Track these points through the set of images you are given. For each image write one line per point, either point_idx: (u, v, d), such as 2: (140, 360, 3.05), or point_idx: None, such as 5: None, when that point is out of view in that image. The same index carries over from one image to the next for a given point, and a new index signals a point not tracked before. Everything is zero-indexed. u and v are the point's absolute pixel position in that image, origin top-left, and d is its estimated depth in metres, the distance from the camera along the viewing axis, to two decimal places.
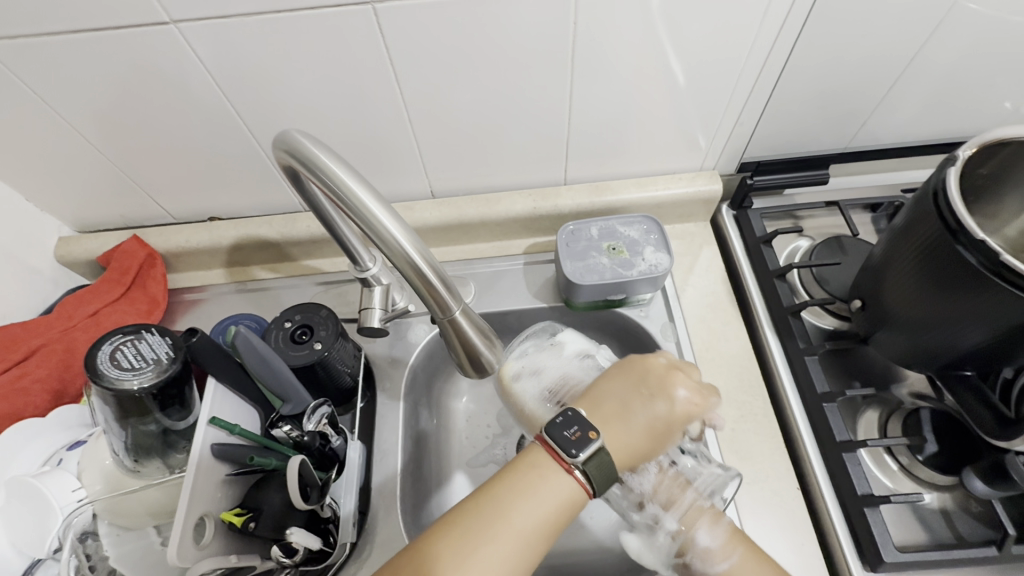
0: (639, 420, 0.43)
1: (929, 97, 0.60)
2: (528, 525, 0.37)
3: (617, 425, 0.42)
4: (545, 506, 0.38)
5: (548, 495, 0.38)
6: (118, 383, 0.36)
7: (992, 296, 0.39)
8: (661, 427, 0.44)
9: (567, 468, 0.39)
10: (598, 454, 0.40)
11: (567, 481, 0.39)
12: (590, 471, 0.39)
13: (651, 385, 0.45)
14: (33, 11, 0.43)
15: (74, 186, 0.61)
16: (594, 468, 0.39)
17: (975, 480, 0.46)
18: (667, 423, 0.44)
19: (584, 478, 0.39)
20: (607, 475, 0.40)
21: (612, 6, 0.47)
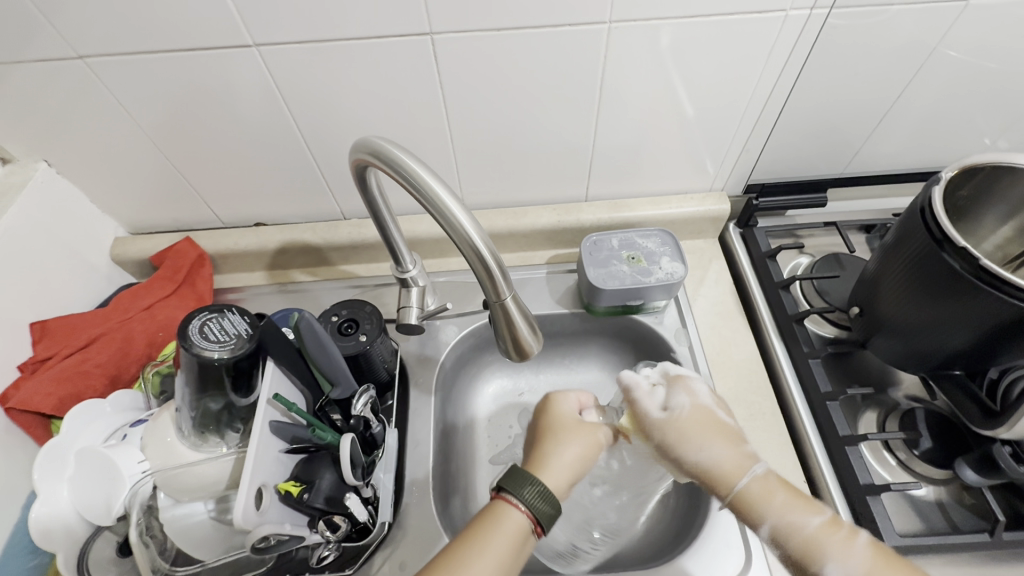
0: (548, 442, 0.49)
1: (915, 131, 0.67)
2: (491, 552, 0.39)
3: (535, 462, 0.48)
4: (504, 531, 0.40)
5: (498, 522, 0.40)
6: (202, 352, 0.41)
7: (972, 298, 0.44)
8: (572, 433, 0.50)
9: (498, 496, 0.42)
10: (508, 472, 0.43)
11: (507, 509, 0.41)
12: (503, 485, 0.42)
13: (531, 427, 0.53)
14: (134, 33, 0.50)
15: (137, 190, 0.67)
16: (508, 482, 0.42)
17: (966, 469, 0.50)
18: (577, 439, 0.49)
19: (514, 497, 0.41)
20: (519, 476, 0.42)
21: (639, 43, 0.53)
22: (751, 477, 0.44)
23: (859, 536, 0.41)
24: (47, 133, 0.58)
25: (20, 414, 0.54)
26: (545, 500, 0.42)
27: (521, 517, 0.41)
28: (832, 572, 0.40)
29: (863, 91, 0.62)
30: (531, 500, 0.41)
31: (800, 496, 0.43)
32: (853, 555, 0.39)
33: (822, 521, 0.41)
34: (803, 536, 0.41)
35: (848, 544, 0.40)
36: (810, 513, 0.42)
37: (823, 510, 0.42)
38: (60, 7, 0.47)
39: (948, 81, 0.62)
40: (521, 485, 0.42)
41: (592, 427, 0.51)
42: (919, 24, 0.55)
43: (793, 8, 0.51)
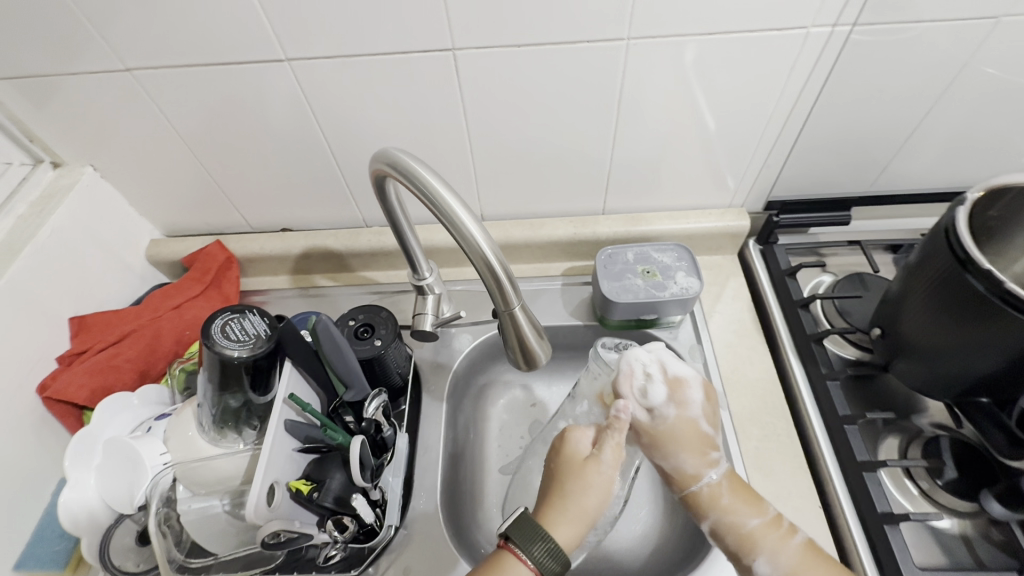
0: (572, 481, 0.44)
1: (945, 148, 0.66)
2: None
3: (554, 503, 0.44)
4: None
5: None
6: (224, 350, 0.43)
7: (998, 323, 0.43)
8: (587, 485, 0.44)
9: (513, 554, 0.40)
10: (520, 522, 0.41)
11: (516, 567, 0.39)
12: (512, 536, 0.40)
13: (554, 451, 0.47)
14: (176, 48, 0.53)
15: (173, 194, 0.70)
16: (518, 534, 0.40)
17: (993, 502, 0.48)
18: (602, 485, 0.44)
19: (523, 553, 0.39)
20: (531, 530, 0.40)
21: (658, 60, 0.54)
22: (705, 483, 0.46)
23: (796, 536, 0.44)
24: (94, 140, 0.62)
25: (55, 404, 0.57)
26: (557, 560, 0.40)
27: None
28: (760, 565, 0.43)
29: (889, 108, 0.61)
30: (544, 565, 0.40)
31: (748, 497, 0.46)
32: (784, 551, 0.43)
33: (762, 521, 0.44)
34: (745, 533, 0.44)
35: (784, 542, 0.43)
36: (750, 514, 0.44)
37: (766, 511, 0.45)
38: (111, 24, 0.51)
39: (979, 99, 0.60)
40: (533, 541, 0.40)
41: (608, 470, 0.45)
42: (948, 42, 0.54)
43: (814, 25, 0.51)
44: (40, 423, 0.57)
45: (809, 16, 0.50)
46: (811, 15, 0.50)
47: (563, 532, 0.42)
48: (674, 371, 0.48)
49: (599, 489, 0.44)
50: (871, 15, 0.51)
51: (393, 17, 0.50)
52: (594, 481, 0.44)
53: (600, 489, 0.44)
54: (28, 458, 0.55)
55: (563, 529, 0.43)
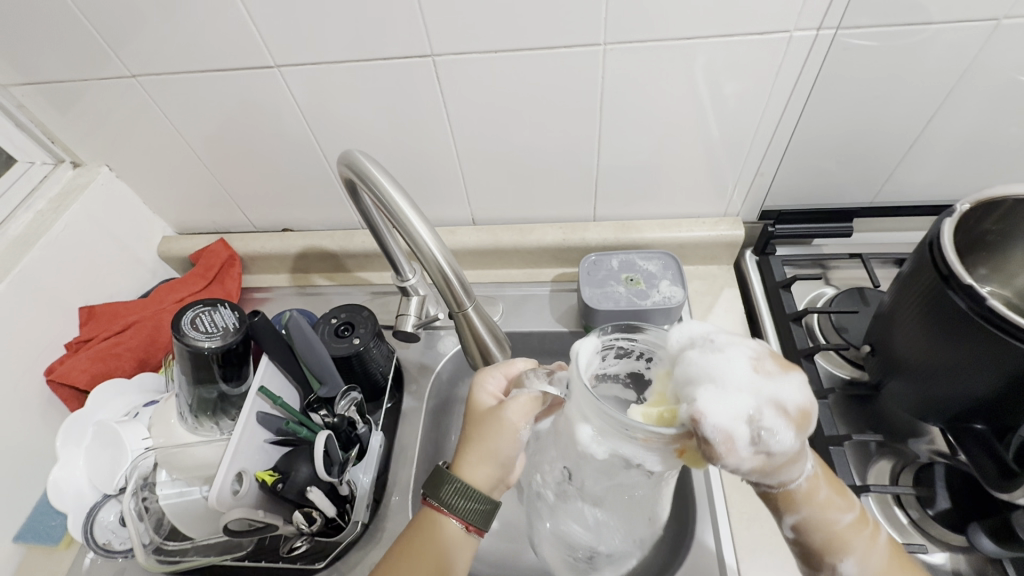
0: (474, 428, 0.44)
1: (955, 157, 0.62)
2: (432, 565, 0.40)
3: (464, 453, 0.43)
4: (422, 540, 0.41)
5: (428, 528, 0.41)
6: (194, 342, 0.46)
7: (984, 342, 0.40)
8: (491, 436, 0.42)
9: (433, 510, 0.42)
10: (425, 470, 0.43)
11: (433, 517, 0.42)
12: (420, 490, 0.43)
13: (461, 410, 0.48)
14: (175, 56, 0.56)
15: (181, 195, 0.74)
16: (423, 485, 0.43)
17: (982, 537, 0.45)
18: (507, 423, 0.42)
19: (429, 497, 0.42)
20: (436, 476, 0.42)
21: (637, 66, 0.53)
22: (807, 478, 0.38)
23: (880, 534, 0.40)
24: (108, 142, 0.67)
25: (59, 387, 0.61)
26: (468, 501, 0.41)
27: (452, 524, 0.41)
28: (846, 568, 0.39)
29: (889, 115, 0.59)
30: (459, 509, 0.41)
31: (838, 487, 0.40)
32: (874, 551, 0.39)
33: (854, 519, 0.39)
34: (835, 530, 0.39)
35: (873, 541, 0.39)
36: (843, 511, 0.39)
37: (854, 504, 0.40)
38: (116, 35, 0.54)
39: (988, 105, 0.57)
40: (439, 487, 0.42)
41: (513, 418, 0.42)
42: (947, 45, 0.52)
43: (797, 29, 0.49)
44: (45, 406, 0.61)
45: (792, 19, 0.49)
46: (793, 19, 0.49)
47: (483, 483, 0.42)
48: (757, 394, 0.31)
49: (494, 432, 0.42)
50: (860, 18, 0.49)
51: (372, 24, 0.51)
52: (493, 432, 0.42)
53: (495, 427, 0.42)
54: (34, 439, 0.59)
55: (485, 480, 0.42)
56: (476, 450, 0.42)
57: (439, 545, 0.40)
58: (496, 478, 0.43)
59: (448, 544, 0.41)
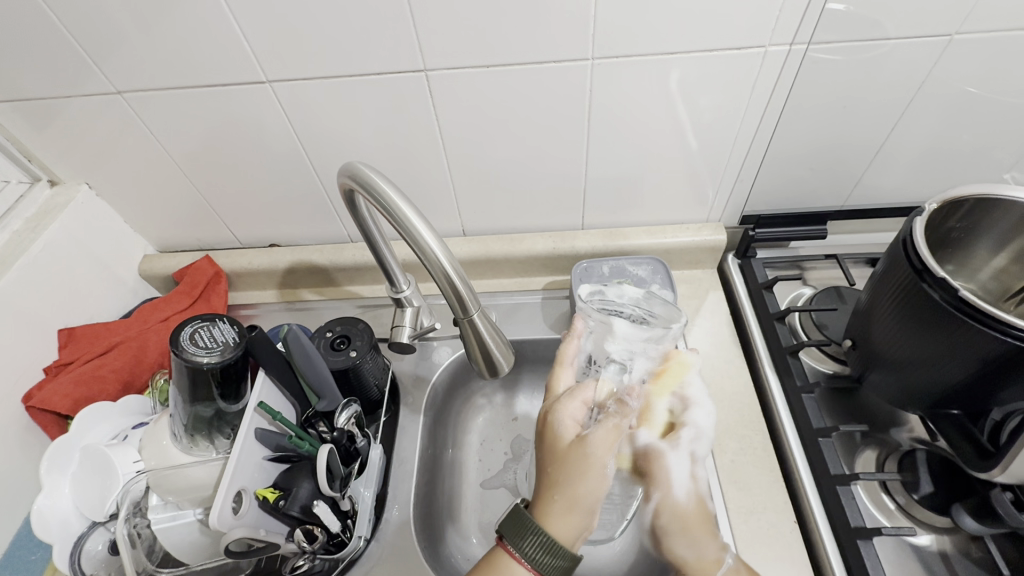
0: (565, 470, 0.46)
1: (917, 163, 0.67)
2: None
3: (554, 494, 0.45)
4: None
5: None
6: (193, 357, 0.45)
7: (957, 331, 0.43)
8: (577, 482, 0.45)
9: (513, 560, 0.43)
10: (515, 512, 0.44)
11: (511, 567, 0.42)
12: (505, 536, 0.43)
13: (543, 442, 0.50)
14: (163, 71, 0.56)
15: (164, 212, 0.73)
16: (508, 528, 0.44)
17: (965, 516, 0.47)
18: (598, 465, 0.45)
19: (514, 548, 0.43)
20: (520, 525, 0.43)
21: (621, 82, 0.56)
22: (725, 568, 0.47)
23: None
24: (89, 160, 0.65)
25: (39, 412, 0.58)
26: (552, 555, 0.42)
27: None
28: None
29: (856, 123, 0.63)
30: (544, 564, 0.42)
31: None
32: None
33: None
34: None
35: None
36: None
37: None
38: (103, 50, 0.54)
39: (944, 115, 0.61)
40: (523, 537, 0.43)
41: (600, 445, 0.46)
42: (908, 59, 0.56)
43: (771, 44, 0.53)
44: (23, 434, 0.58)
45: (766, 34, 0.52)
46: (767, 35, 0.52)
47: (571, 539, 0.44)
48: (691, 419, 0.54)
49: (586, 473, 0.45)
50: (827, 34, 0.53)
51: (366, 39, 0.52)
52: (578, 473, 0.45)
53: (587, 468, 0.45)
54: (13, 467, 0.56)
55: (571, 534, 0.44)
56: (560, 505, 0.44)
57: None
58: (582, 526, 0.45)
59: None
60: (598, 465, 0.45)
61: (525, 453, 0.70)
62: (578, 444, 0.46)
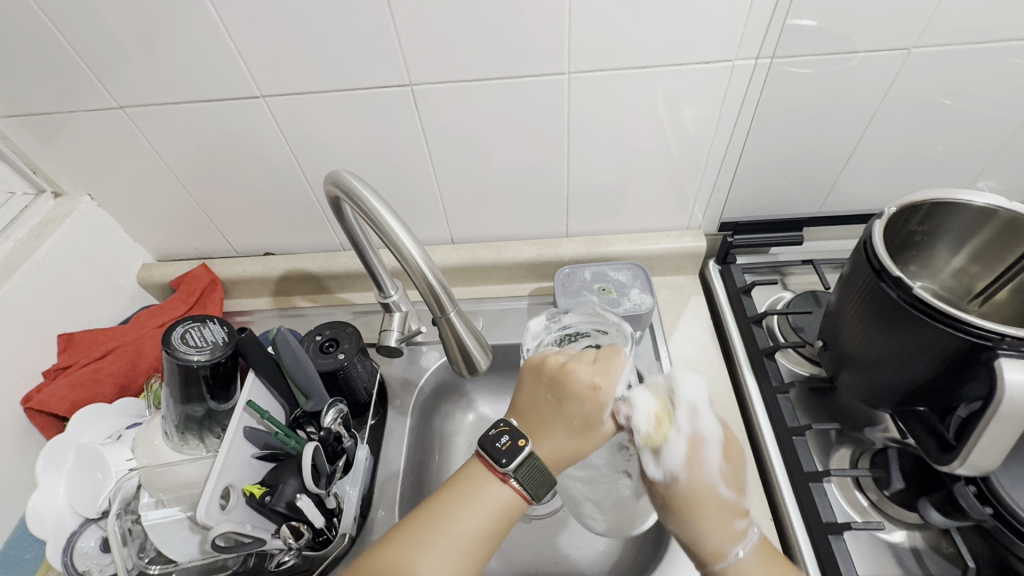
0: (569, 420, 0.43)
1: (887, 170, 0.69)
2: (483, 529, 0.40)
3: (551, 441, 0.43)
4: (489, 508, 0.41)
5: (483, 494, 0.41)
6: (184, 356, 0.47)
7: (913, 328, 0.45)
8: (571, 424, 0.43)
9: (500, 476, 0.42)
10: (528, 459, 0.42)
11: (495, 486, 0.42)
12: (517, 475, 0.41)
13: (551, 386, 0.44)
14: (163, 87, 0.59)
15: (164, 223, 0.75)
16: (525, 477, 0.41)
17: (932, 511, 0.49)
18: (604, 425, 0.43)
19: (512, 478, 0.42)
20: (540, 476, 0.42)
21: (597, 95, 0.59)
22: (730, 562, 0.41)
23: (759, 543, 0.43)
24: (92, 173, 0.68)
25: (37, 414, 0.60)
26: (542, 483, 0.42)
27: (512, 492, 0.42)
28: None
29: (829, 131, 0.65)
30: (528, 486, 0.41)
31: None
32: None
33: None
34: None
35: None
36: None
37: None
38: (107, 68, 0.57)
39: (910, 125, 0.64)
40: (531, 480, 0.41)
41: (603, 394, 0.42)
42: (872, 72, 0.58)
43: (738, 58, 0.55)
44: (21, 435, 0.60)
45: (733, 49, 0.54)
46: (733, 49, 0.55)
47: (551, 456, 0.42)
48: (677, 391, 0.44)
49: (590, 427, 0.43)
50: (791, 49, 0.56)
51: (353, 55, 0.55)
52: (543, 390, 0.45)
53: (589, 422, 0.43)
54: (8, 466, 0.58)
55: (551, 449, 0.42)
56: (532, 418, 0.44)
57: (498, 510, 0.41)
58: (566, 450, 0.42)
59: (505, 512, 0.41)
60: (574, 384, 0.43)
61: None
62: (586, 389, 0.43)
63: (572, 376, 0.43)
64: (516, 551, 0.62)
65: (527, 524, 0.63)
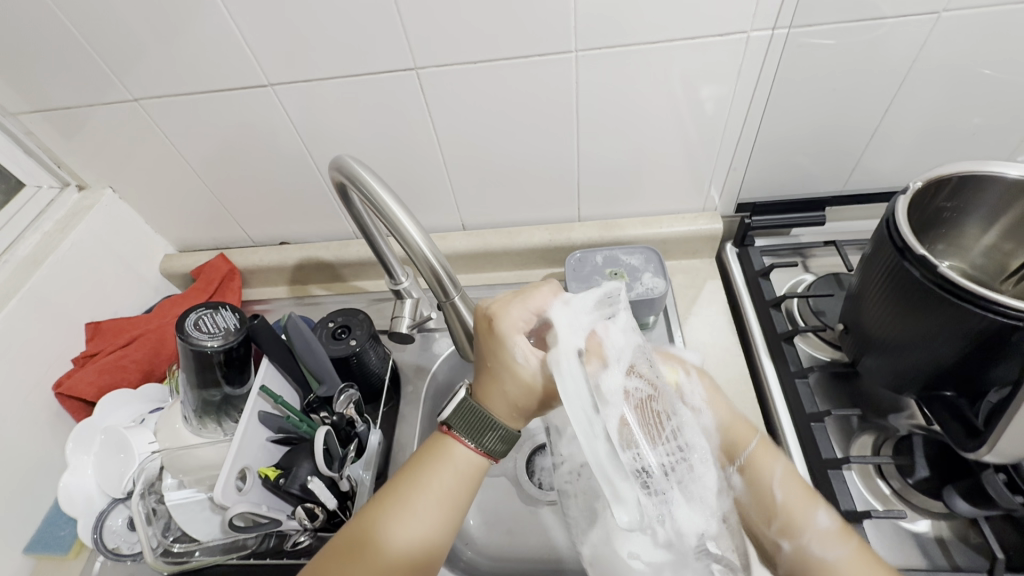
0: (491, 362, 0.43)
1: (917, 142, 0.65)
2: (438, 490, 0.41)
3: (485, 389, 0.43)
4: (448, 469, 0.42)
5: (441, 457, 0.42)
6: (198, 343, 0.49)
7: (939, 310, 0.43)
8: (493, 364, 0.42)
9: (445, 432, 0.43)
10: (462, 406, 0.42)
11: (452, 447, 0.42)
12: (453, 425, 0.42)
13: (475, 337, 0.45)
14: (175, 79, 0.59)
15: (182, 215, 0.77)
16: (462, 424, 0.42)
17: (957, 499, 0.47)
18: (522, 358, 0.42)
19: (467, 438, 0.42)
20: (477, 422, 0.42)
21: (606, 73, 0.57)
22: (757, 440, 0.47)
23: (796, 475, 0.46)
24: (113, 166, 0.70)
25: (68, 399, 0.63)
26: (487, 430, 0.42)
27: (466, 450, 0.42)
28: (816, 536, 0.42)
29: (856, 103, 0.62)
30: (473, 435, 0.42)
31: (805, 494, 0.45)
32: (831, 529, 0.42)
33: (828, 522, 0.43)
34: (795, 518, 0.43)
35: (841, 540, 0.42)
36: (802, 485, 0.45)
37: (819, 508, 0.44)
38: (120, 61, 0.58)
39: (941, 95, 0.60)
40: (473, 429, 0.42)
41: (506, 320, 0.43)
42: (900, 40, 0.55)
43: (753, 30, 0.53)
44: (54, 420, 0.63)
45: (747, 20, 0.52)
46: (749, 21, 0.52)
47: (493, 403, 0.42)
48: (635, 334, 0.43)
49: (509, 362, 0.42)
50: (810, 18, 0.53)
51: (359, 41, 0.55)
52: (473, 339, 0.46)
53: (506, 355, 0.42)
54: (40, 450, 0.61)
55: (491, 395, 0.42)
56: (474, 365, 0.45)
57: (457, 469, 0.42)
58: (497, 393, 0.42)
59: (462, 467, 0.42)
60: (480, 324, 0.44)
61: (529, 438, 0.69)
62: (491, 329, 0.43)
63: (480, 313, 0.45)
64: (531, 533, 0.62)
65: (540, 509, 0.64)
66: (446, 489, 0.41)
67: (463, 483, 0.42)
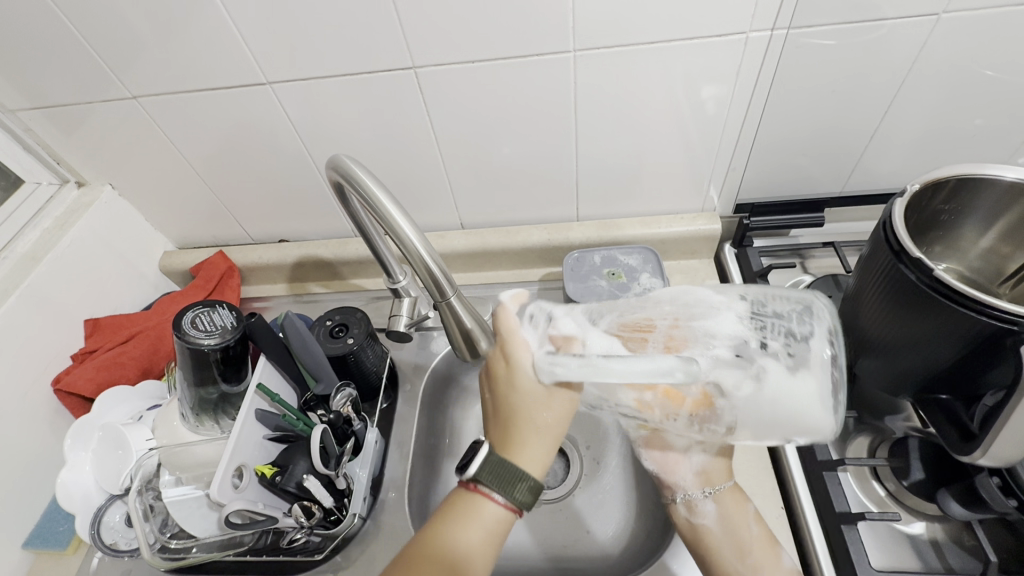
0: (514, 401, 0.46)
1: (917, 144, 0.65)
2: (469, 545, 0.42)
3: (512, 440, 0.45)
4: (477, 526, 0.43)
5: (469, 516, 0.43)
6: (195, 341, 0.49)
7: (935, 313, 0.43)
8: (517, 398, 0.46)
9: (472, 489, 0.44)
10: (489, 463, 0.44)
11: (480, 504, 0.43)
12: (480, 481, 0.44)
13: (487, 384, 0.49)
14: (174, 77, 0.59)
15: (181, 212, 0.77)
16: (490, 479, 0.43)
17: (952, 502, 0.47)
18: (545, 392, 0.45)
19: (496, 493, 0.43)
20: (507, 475, 0.43)
21: (604, 73, 0.57)
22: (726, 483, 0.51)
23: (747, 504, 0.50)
24: (112, 163, 0.70)
25: (66, 396, 0.63)
26: (514, 484, 0.43)
27: (495, 507, 0.43)
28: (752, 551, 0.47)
29: (856, 104, 0.61)
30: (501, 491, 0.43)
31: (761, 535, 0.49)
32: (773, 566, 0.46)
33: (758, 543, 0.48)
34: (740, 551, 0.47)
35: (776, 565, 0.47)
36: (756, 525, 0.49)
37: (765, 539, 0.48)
38: (118, 58, 0.58)
39: (941, 97, 0.60)
40: (502, 484, 0.43)
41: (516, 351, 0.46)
42: (900, 41, 0.55)
43: (752, 30, 0.53)
44: (53, 416, 0.63)
45: (747, 21, 0.52)
46: (748, 21, 0.52)
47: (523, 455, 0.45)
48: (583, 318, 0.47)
49: (535, 397, 0.46)
50: (810, 18, 0.53)
51: (356, 40, 0.55)
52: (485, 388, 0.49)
53: (528, 389, 0.45)
54: (40, 446, 0.61)
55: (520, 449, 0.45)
56: (493, 411, 0.48)
57: (487, 528, 0.43)
58: (531, 434, 0.45)
59: (494, 524, 0.43)
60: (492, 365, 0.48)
61: None
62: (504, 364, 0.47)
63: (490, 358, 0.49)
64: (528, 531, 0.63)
65: (536, 507, 0.64)
66: (476, 544, 0.42)
67: (492, 537, 0.43)
